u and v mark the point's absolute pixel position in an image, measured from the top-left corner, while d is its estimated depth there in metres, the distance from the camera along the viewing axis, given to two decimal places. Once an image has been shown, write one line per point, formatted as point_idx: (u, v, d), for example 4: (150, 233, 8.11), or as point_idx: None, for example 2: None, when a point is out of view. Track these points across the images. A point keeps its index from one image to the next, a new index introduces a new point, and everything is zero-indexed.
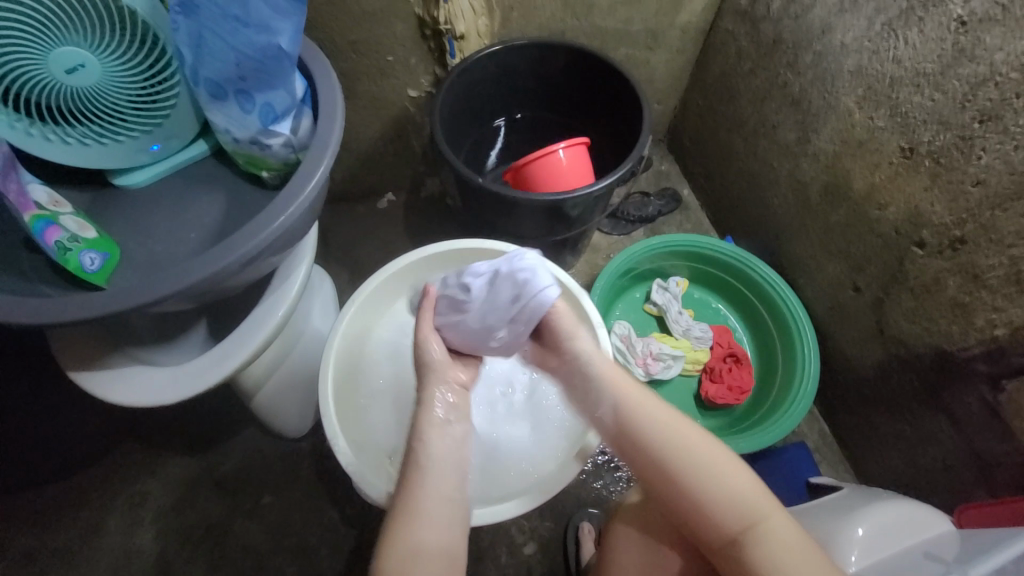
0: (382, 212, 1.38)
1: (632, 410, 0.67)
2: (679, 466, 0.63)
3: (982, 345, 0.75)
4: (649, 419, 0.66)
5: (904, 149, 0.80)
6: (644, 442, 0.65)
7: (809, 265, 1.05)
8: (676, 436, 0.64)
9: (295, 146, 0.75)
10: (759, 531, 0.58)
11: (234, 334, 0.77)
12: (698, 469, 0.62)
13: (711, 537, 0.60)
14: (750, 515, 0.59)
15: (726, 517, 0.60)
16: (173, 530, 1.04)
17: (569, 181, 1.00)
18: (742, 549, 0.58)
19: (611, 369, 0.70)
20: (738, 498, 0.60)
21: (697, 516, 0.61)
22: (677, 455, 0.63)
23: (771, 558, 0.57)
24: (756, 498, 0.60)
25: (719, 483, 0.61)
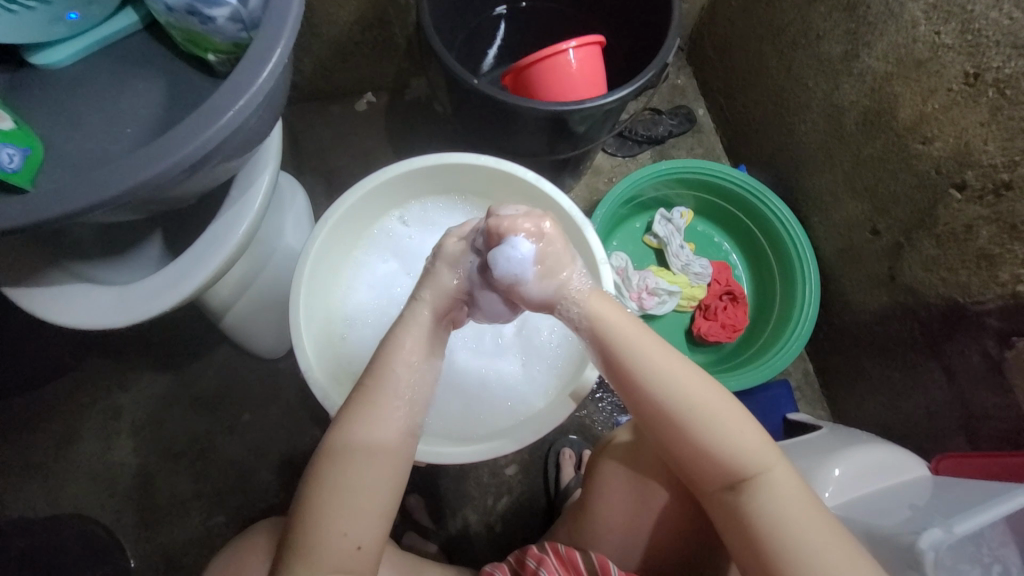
0: (360, 115, 1.22)
1: (633, 359, 0.59)
2: (678, 420, 0.58)
3: (999, 299, 0.72)
4: (653, 368, 0.58)
5: (968, 75, 0.69)
6: (643, 393, 0.59)
7: (826, 202, 0.97)
8: (681, 388, 0.58)
9: (245, 23, 0.60)
10: (757, 482, 0.56)
11: (192, 250, 0.67)
12: (698, 422, 0.57)
13: (704, 482, 0.59)
14: (749, 468, 0.56)
15: (724, 466, 0.57)
16: (153, 443, 1.03)
17: (577, 90, 0.86)
18: (736, 497, 0.56)
19: (611, 309, 0.61)
20: (740, 451, 0.56)
21: (693, 464, 0.59)
22: (677, 409, 0.57)
23: (766, 508, 0.55)
24: (758, 450, 0.56)
25: (720, 436, 0.56)
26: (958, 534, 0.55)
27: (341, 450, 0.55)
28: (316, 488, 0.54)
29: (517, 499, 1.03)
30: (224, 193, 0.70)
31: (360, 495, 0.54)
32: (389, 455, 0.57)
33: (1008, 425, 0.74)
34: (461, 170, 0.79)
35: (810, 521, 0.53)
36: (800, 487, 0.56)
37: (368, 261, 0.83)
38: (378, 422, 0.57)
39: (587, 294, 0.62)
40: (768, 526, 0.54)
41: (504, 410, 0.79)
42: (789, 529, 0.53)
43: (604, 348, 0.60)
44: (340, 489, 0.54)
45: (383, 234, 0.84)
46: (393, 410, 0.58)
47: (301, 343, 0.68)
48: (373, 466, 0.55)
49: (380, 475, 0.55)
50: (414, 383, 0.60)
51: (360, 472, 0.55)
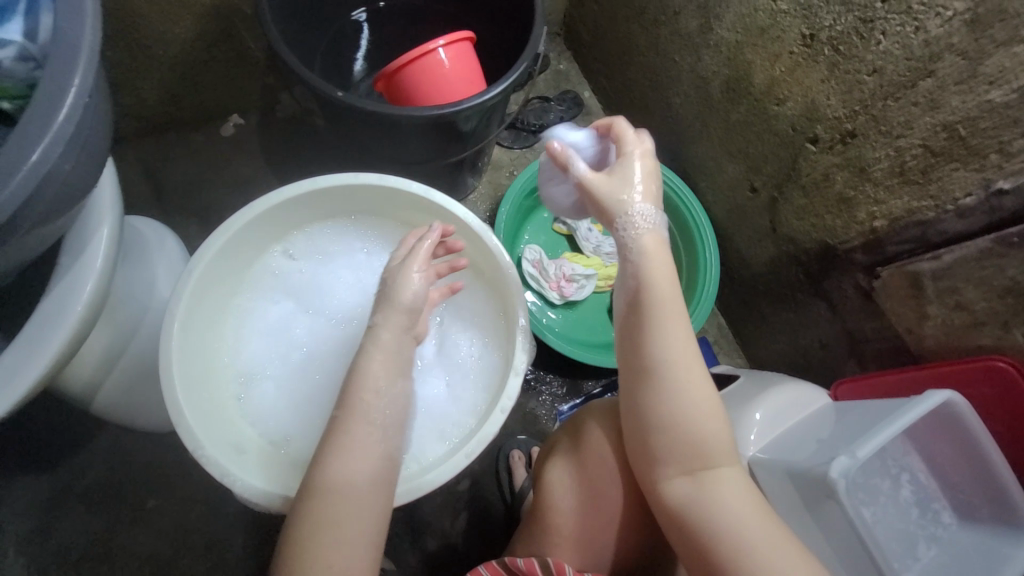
0: (229, 140, 1.09)
1: (650, 325, 0.61)
2: (671, 397, 0.60)
3: (862, 237, 0.80)
4: (660, 342, 0.61)
5: (805, 37, 0.75)
6: (649, 363, 0.61)
7: (709, 167, 1.03)
8: (683, 367, 0.61)
9: (38, 58, 0.50)
10: (716, 475, 0.59)
11: (18, 339, 0.55)
12: (684, 404, 0.60)
13: (663, 472, 0.61)
14: (713, 460, 0.59)
15: (687, 454, 0.59)
16: (38, 560, 0.87)
17: (457, 89, 0.83)
18: (692, 486, 0.59)
19: (660, 259, 0.64)
20: (710, 443, 0.59)
21: (660, 451, 0.61)
22: (672, 386, 0.60)
23: (718, 499, 0.58)
24: (725, 448, 0.60)
25: (693, 424, 0.59)
26: (861, 456, 0.60)
27: (325, 489, 0.54)
28: (299, 524, 0.53)
29: (475, 513, 1.00)
30: (53, 260, 0.59)
31: (348, 528, 0.53)
32: (369, 482, 0.56)
33: (886, 344, 0.83)
34: (343, 190, 0.73)
35: (752, 514, 0.57)
36: (751, 487, 0.59)
37: (257, 307, 0.76)
38: (355, 449, 0.56)
39: (648, 235, 0.64)
40: (716, 515, 0.57)
41: (437, 435, 0.75)
42: (734, 519, 0.57)
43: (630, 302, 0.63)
44: (325, 525, 0.53)
45: (267, 275, 0.76)
46: (370, 436, 0.57)
47: (182, 416, 0.59)
48: (358, 495, 0.55)
49: (366, 503, 0.55)
50: (386, 407, 0.59)
51: (346, 504, 0.54)
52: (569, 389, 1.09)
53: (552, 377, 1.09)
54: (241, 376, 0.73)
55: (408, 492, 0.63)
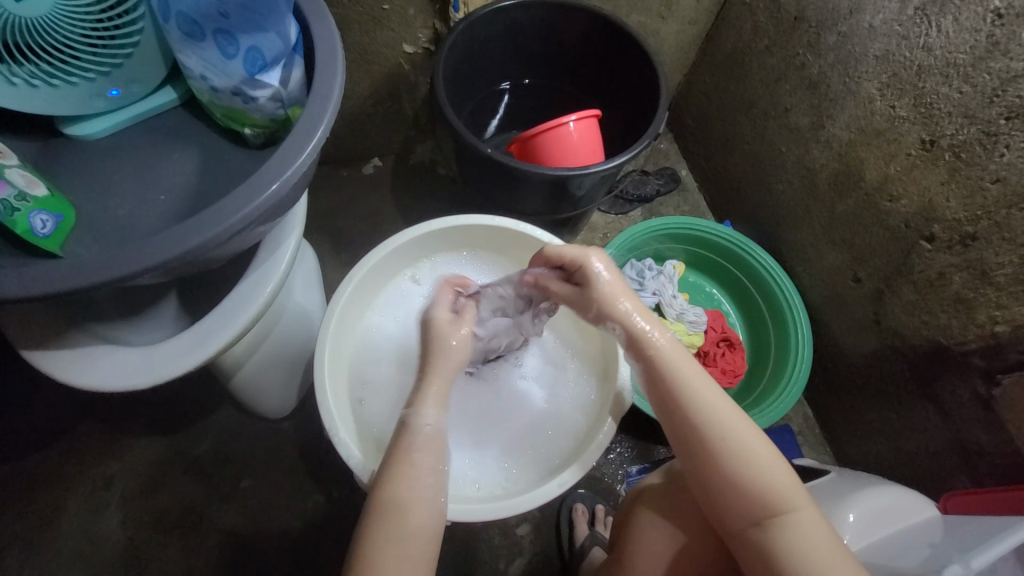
0: (367, 179, 1.28)
1: (680, 390, 0.63)
2: (721, 450, 0.61)
3: (981, 340, 0.78)
4: (693, 396, 0.63)
5: (924, 141, 0.79)
6: (691, 425, 0.62)
7: (808, 253, 1.04)
8: (725, 422, 0.62)
9: (285, 102, 0.66)
10: (786, 520, 0.58)
11: (214, 313, 0.68)
12: (738, 460, 0.60)
13: (733, 518, 0.61)
14: (778, 507, 0.58)
15: (752, 506, 0.59)
16: (142, 516, 0.97)
17: (577, 155, 0.94)
18: (761, 534, 0.58)
19: (680, 355, 0.65)
20: (772, 487, 0.59)
21: (724, 499, 0.61)
22: (721, 439, 0.61)
23: (792, 544, 0.57)
24: (789, 489, 0.59)
25: (755, 475, 0.59)
26: (976, 567, 0.58)
27: (386, 504, 0.57)
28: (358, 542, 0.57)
29: (529, 563, 0.99)
30: (250, 255, 0.73)
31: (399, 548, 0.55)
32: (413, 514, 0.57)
33: (1008, 460, 0.78)
34: (472, 228, 0.84)
35: (841, 562, 0.55)
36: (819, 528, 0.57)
37: (379, 322, 0.86)
38: (406, 484, 0.58)
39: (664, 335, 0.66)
40: (796, 566, 0.56)
41: (532, 466, 0.80)
42: (820, 564, 0.55)
43: (660, 391, 0.64)
44: (376, 550, 0.55)
45: (392, 295, 0.87)
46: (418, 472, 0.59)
47: (328, 407, 0.70)
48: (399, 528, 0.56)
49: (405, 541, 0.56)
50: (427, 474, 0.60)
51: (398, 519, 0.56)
52: (639, 452, 1.08)
53: (622, 438, 1.08)
54: (365, 382, 0.82)
55: (507, 508, 0.68)
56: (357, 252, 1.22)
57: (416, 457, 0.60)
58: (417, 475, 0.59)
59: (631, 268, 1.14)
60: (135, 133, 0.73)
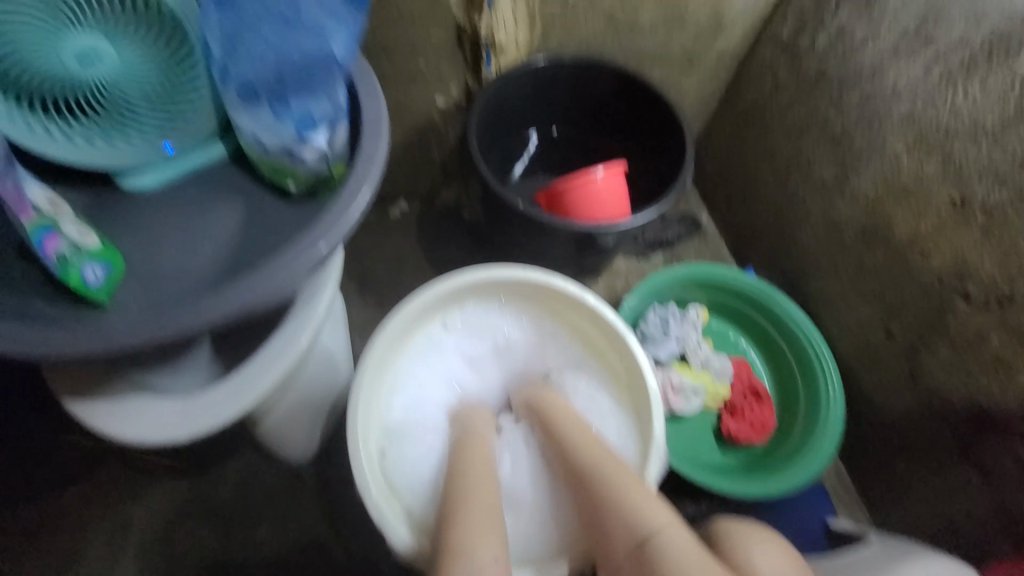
0: (393, 221, 1.31)
1: (552, 430, 0.80)
2: (589, 478, 0.72)
3: (1019, 403, 0.76)
4: (563, 432, 0.79)
5: (955, 201, 0.79)
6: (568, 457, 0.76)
7: (836, 304, 1.03)
8: (577, 446, 0.76)
9: (330, 160, 0.68)
10: (656, 544, 0.64)
11: (250, 365, 0.69)
12: (606, 489, 0.70)
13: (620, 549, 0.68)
14: (644, 534, 0.65)
15: (630, 534, 0.66)
16: (159, 562, 0.95)
17: (605, 206, 0.96)
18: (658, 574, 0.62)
19: (563, 406, 0.82)
20: (634, 510, 0.67)
21: (612, 533, 0.68)
22: (591, 471, 0.72)
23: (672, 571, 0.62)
24: (643, 513, 0.67)
25: (618, 501, 0.69)
26: None
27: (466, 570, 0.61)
28: None
29: None
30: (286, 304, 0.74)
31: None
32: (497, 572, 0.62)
33: None
34: (507, 280, 0.85)
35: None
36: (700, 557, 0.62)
37: (411, 372, 0.87)
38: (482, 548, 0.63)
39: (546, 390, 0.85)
40: None
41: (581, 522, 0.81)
42: None
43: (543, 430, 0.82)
44: None
45: (423, 345, 0.88)
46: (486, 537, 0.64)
47: (363, 469, 0.70)
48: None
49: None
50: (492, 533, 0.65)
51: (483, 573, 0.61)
52: None
53: None
54: (396, 433, 0.83)
55: None
56: (381, 293, 1.24)
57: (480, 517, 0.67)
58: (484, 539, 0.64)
59: (655, 313, 1.13)
60: (184, 185, 0.75)
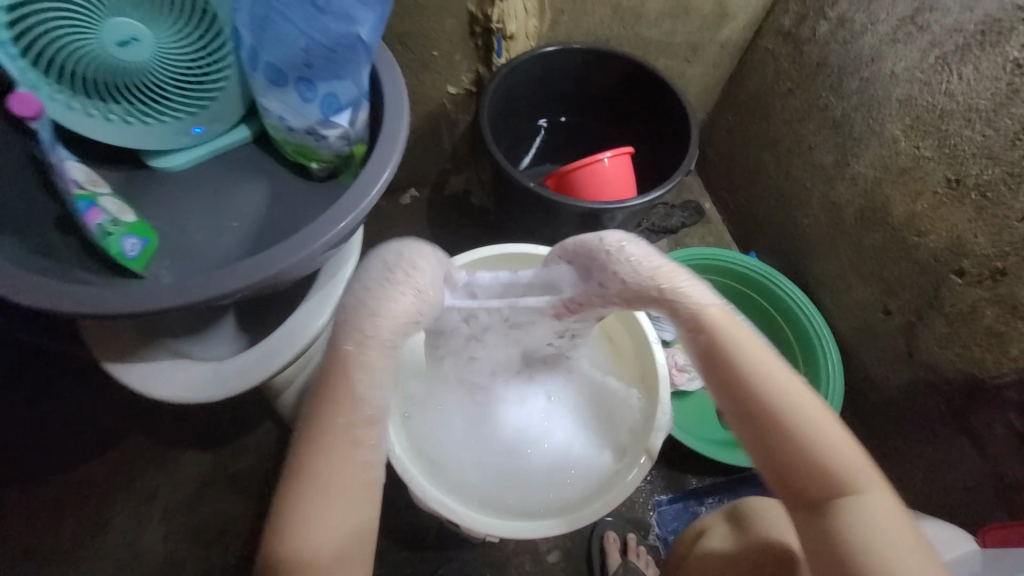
0: (404, 208, 1.34)
1: (737, 364, 0.54)
2: (785, 423, 0.51)
3: (1014, 373, 0.79)
4: (747, 364, 0.53)
5: (950, 180, 0.82)
6: (752, 399, 0.52)
7: (837, 285, 1.06)
8: (776, 382, 0.53)
9: (351, 140, 0.73)
10: (849, 498, 0.49)
11: (278, 332, 0.73)
12: (809, 434, 0.51)
13: (789, 498, 0.52)
14: (842, 483, 0.50)
15: (810, 482, 0.50)
16: (183, 529, 1.00)
17: (612, 188, 0.99)
18: (821, 519, 0.50)
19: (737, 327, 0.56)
20: (838, 462, 0.50)
21: (791, 479, 0.51)
22: (785, 414, 0.51)
23: (857, 524, 0.48)
24: (850, 460, 0.50)
25: (818, 448, 0.50)
26: None
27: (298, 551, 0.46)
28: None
29: None
30: (310, 278, 0.78)
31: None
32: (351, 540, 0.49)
33: None
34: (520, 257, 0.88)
35: (911, 554, 0.47)
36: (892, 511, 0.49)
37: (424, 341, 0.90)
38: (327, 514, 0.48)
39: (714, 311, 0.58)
40: (862, 557, 0.47)
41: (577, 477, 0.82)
42: (883, 550, 0.47)
43: (700, 352, 0.56)
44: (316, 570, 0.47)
45: None
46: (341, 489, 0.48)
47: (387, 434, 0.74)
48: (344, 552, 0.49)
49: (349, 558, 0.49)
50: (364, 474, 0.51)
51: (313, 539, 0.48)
52: (670, 480, 1.08)
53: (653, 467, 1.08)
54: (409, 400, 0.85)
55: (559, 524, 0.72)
56: None
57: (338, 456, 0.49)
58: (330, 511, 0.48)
59: None
60: (211, 166, 0.79)
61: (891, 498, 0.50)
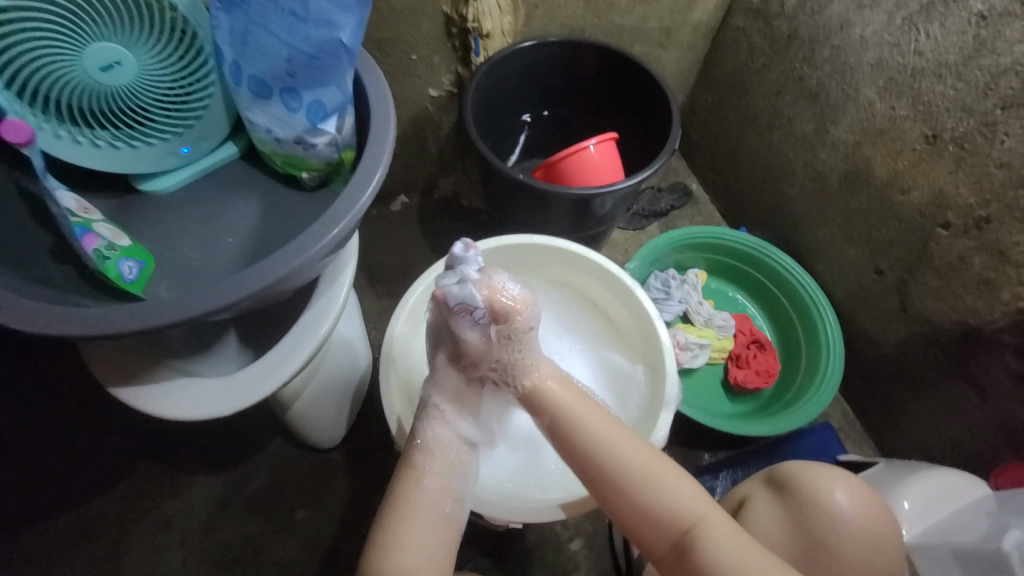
0: (395, 215, 1.35)
1: (570, 428, 0.66)
2: (614, 480, 0.64)
3: (1008, 317, 0.81)
4: (577, 432, 0.65)
5: (927, 136, 0.84)
6: (588, 459, 0.65)
7: (828, 251, 1.08)
8: (596, 440, 0.65)
9: (340, 146, 0.73)
10: (699, 533, 0.62)
11: (285, 342, 0.74)
12: (629, 483, 0.63)
13: (659, 541, 0.64)
14: (690, 522, 0.63)
15: (669, 525, 0.63)
16: (203, 553, 0.99)
17: (600, 174, 1.00)
18: (685, 556, 0.63)
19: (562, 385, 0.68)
20: (680, 504, 0.63)
21: (650, 524, 0.64)
22: (613, 469, 0.64)
23: (715, 552, 0.61)
24: (694, 501, 0.63)
25: (654, 492, 0.63)
26: None
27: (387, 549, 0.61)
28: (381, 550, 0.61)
29: None
30: (309, 287, 0.78)
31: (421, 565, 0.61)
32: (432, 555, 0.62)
33: None
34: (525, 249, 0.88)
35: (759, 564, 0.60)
36: (734, 533, 0.62)
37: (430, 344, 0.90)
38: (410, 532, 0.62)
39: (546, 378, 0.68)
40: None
41: None
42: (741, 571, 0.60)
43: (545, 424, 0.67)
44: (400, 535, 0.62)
45: None
46: (418, 505, 0.63)
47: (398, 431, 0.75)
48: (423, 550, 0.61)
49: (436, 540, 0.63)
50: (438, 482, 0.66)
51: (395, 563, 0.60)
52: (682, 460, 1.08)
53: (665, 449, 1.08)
54: None
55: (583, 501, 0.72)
56: (391, 284, 1.28)
57: (423, 468, 0.66)
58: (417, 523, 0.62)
59: (656, 279, 1.18)
60: (201, 184, 0.79)
61: (736, 525, 0.64)
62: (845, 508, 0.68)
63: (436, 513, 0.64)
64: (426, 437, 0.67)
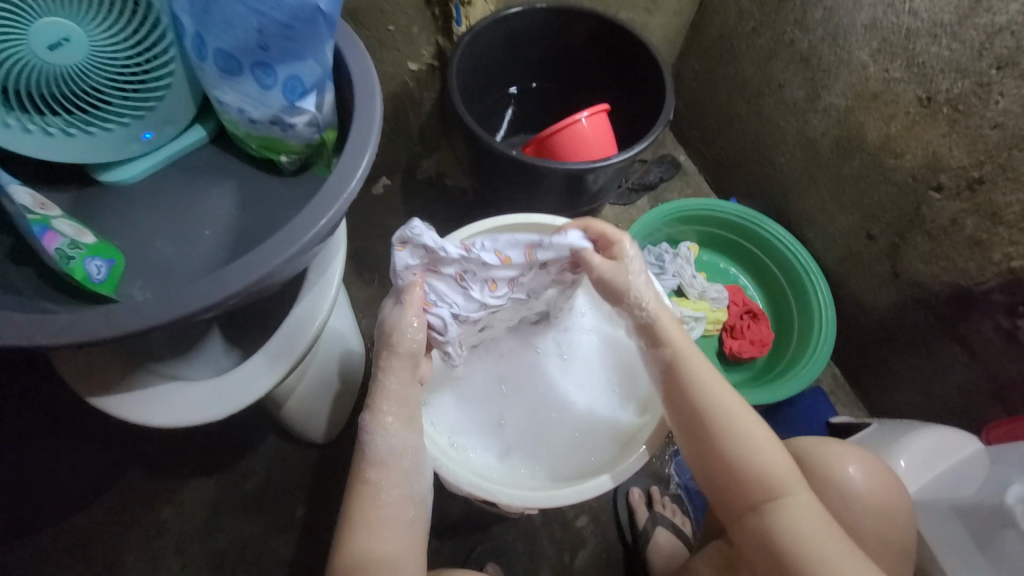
0: (377, 198, 1.29)
1: (683, 371, 0.69)
2: (717, 428, 0.66)
3: (999, 277, 0.83)
4: (691, 377, 0.69)
5: (921, 99, 0.84)
6: (694, 403, 0.68)
7: (819, 219, 1.08)
8: (707, 390, 0.68)
9: (321, 126, 0.67)
10: (781, 503, 0.63)
11: (275, 339, 0.70)
12: (737, 435, 0.66)
13: (736, 499, 0.66)
14: (779, 491, 0.63)
15: (753, 488, 0.64)
16: (202, 558, 0.96)
17: (592, 148, 0.97)
18: (762, 520, 0.63)
19: (680, 335, 0.72)
20: (772, 471, 0.64)
21: (734, 481, 0.65)
22: (720, 419, 0.66)
23: (792, 525, 0.62)
24: (789, 475, 0.64)
25: (750, 451, 0.65)
26: None
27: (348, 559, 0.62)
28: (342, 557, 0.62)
29: (593, 553, 1.00)
30: (297, 279, 0.74)
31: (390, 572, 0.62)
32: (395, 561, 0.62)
33: None
34: (520, 228, 0.85)
35: (836, 545, 0.60)
36: (820, 511, 0.63)
37: None
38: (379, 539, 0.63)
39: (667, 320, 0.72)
40: (793, 547, 0.61)
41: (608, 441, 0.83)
42: (817, 550, 0.60)
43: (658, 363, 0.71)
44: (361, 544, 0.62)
45: None
46: (375, 513, 0.64)
47: None
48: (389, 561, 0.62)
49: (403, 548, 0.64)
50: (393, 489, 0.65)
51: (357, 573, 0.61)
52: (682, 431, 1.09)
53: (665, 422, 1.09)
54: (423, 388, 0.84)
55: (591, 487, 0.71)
56: (378, 270, 1.23)
57: (372, 477, 0.65)
58: (376, 536, 0.63)
59: (649, 254, 1.17)
60: (169, 173, 0.73)
61: (821, 508, 0.64)
62: (860, 482, 0.70)
63: (397, 521, 0.64)
64: (374, 450, 0.66)
